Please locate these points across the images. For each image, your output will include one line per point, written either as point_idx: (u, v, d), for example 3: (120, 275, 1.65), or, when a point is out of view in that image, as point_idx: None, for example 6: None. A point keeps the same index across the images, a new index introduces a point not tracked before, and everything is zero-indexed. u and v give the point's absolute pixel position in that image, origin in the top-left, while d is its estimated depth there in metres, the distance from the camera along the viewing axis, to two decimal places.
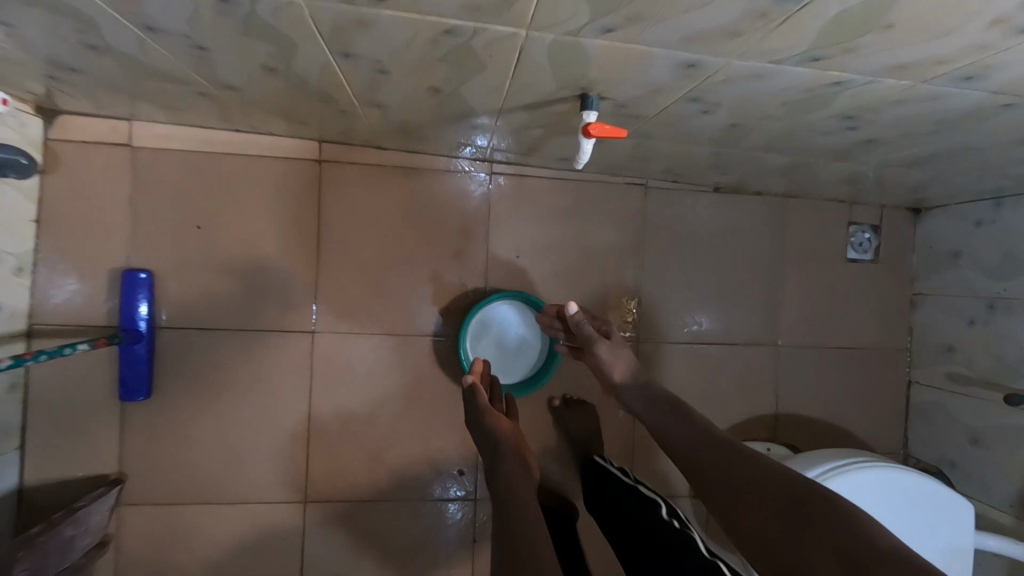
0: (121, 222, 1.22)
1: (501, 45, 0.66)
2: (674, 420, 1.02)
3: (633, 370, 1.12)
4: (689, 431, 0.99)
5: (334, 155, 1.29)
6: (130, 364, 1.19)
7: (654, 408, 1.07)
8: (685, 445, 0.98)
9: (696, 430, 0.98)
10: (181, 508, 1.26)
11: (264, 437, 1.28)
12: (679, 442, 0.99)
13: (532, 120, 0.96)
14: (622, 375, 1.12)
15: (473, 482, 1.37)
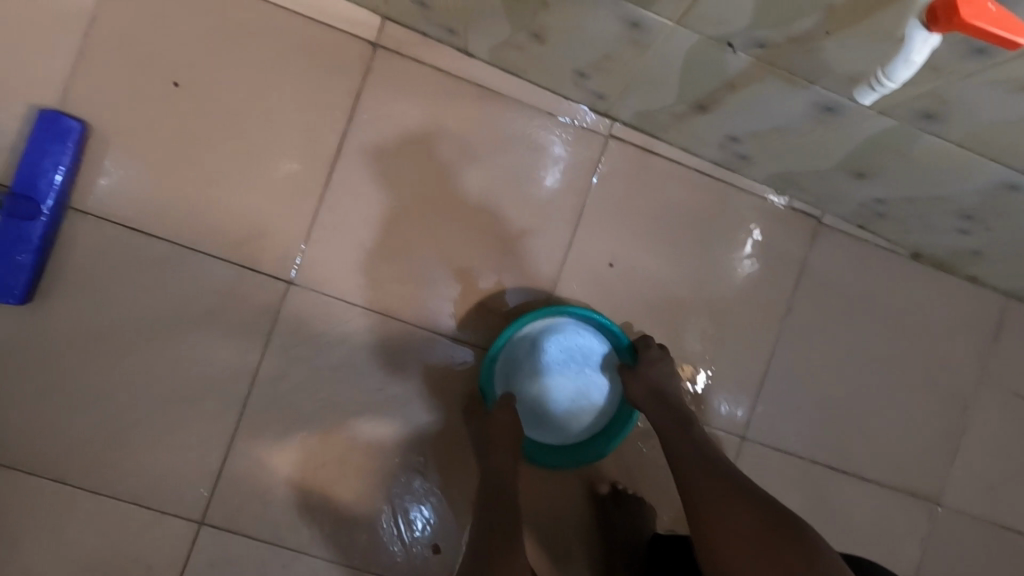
0: (72, 46, 0.83)
1: None
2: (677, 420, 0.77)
3: (654, 383, 0.83)
4: (699, 444, 0.72)
5: (398, 44, 0.89)
6: (15, 249, 0.79)
7: (667, 415, 0.79)
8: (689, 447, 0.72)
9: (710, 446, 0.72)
10: (20, 485, 0.83)
11: (173, 412, 0.86)
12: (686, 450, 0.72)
13: (754, 23, 0.53)
14: (642, 392, 0.82)
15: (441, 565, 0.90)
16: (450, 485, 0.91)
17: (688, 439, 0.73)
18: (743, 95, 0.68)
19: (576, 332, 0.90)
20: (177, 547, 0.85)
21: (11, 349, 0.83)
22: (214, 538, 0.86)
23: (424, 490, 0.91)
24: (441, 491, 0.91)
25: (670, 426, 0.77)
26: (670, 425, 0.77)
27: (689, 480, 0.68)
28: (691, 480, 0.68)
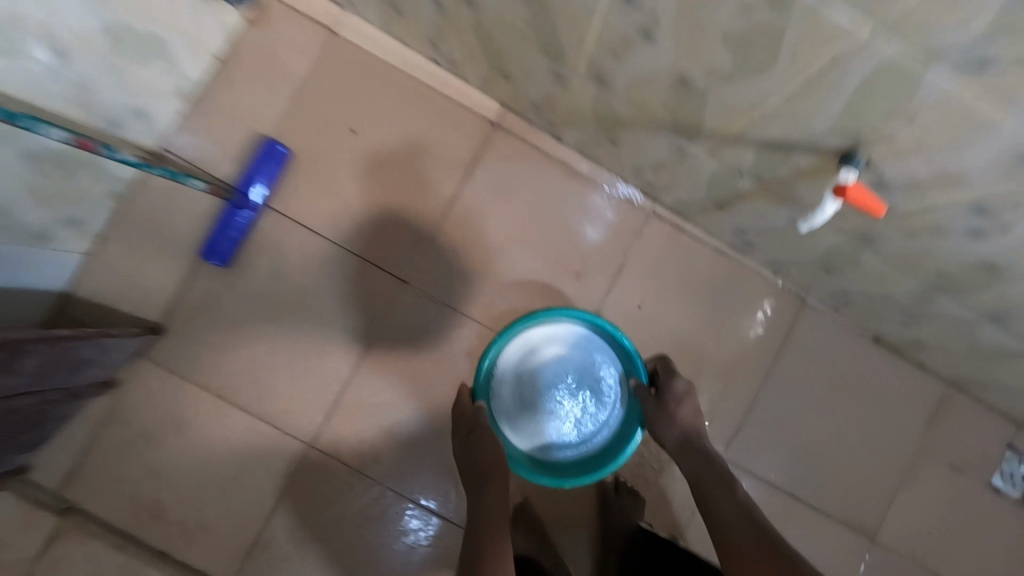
0: (288, 96, 1.19)
1: (817, 46, 0.55)
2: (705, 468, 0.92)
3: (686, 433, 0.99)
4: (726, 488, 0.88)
5: (510, 126, 1.23)
6: (228, 229, 1.14)
7: (697, 462, 0.94)
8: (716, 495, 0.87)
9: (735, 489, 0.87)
10: (192, 394, 1.15)
11: (304, 361, 1.17)
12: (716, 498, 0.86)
13: (754, 166, 0.84)
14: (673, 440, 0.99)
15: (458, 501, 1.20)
16: None
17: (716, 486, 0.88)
18: (749, 205, 0.98)
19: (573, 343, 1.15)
20: (291, 459, 1.16)
21: (203, 297, 1.16)
22: (317, 458, 1.17)
23: None
24: None
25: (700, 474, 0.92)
26: (699, 472, 0.92)
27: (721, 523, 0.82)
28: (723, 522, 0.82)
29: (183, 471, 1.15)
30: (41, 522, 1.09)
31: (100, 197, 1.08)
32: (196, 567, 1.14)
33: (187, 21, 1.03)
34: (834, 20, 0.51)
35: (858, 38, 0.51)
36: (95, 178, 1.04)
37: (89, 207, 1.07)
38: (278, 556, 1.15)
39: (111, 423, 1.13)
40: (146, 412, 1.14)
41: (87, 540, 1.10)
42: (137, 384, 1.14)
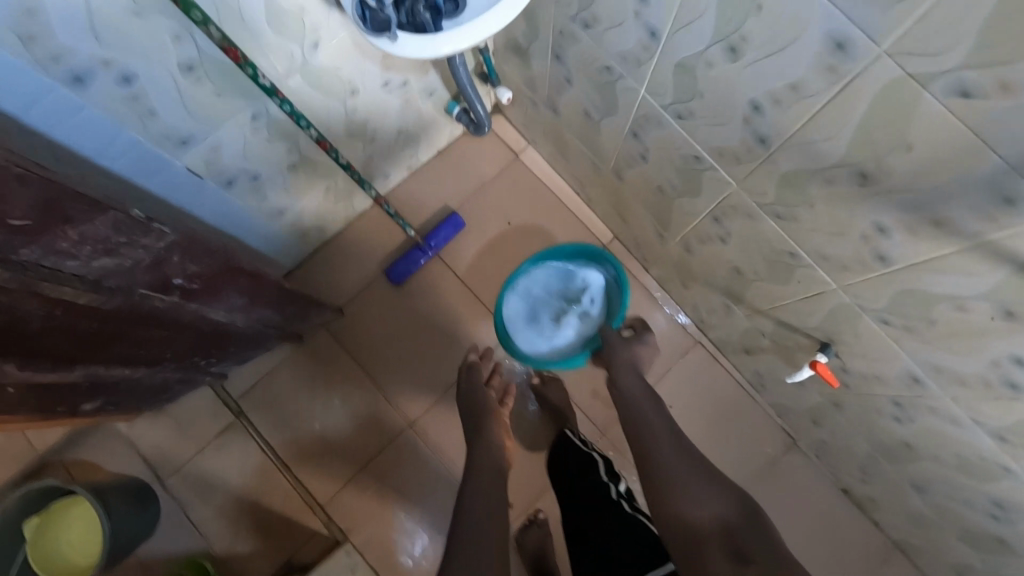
0: (473, 186, 1.71)
1: (813, 284, 0.98)
2: (640, 390, 1.28)
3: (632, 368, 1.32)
4: (648, 402, 1.25)
5: (615, 250, 1.70)
6: (405, 259, 1.60)
7: (640, 391, 1.27)
8: (635, 405, 1.24)
9: (655, 408, 1.22)
10: (345, 364, 1.61)
11: (424, 365, 1.62)
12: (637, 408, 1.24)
13: (773, 333, 1.26)
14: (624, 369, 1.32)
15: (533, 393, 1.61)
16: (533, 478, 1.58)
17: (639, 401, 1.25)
18: (766, 356, 1.40)
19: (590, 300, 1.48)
20: (392, 432, 1.58)
21: (374, 300, 1.64)
22: (410, 436, 1.58)
23: (520, 471, 1.59)
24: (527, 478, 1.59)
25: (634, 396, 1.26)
26: (631, 392, 1.28)
27: (639, 423, 1.20)
28: (641, 425, 1.19)
29: (318, 414, 1.58)
30: (222, 416, 1.56)
31: (340, 218, 1.59)
32: (306, 486, 1.54)
33: (434, 128, 1.59)
34: (820, 276, 0.95)
35: (831, 289, 0.95)
36: (346, 206, 1.56)
37: (332, 219, 1.57)
38: (361, 499, 1.54)
39: (284, 365, 1.60)
40: (310, 365, 1.60)
41: (244, 438, 1.56)
42: (311, 343, 1.61)
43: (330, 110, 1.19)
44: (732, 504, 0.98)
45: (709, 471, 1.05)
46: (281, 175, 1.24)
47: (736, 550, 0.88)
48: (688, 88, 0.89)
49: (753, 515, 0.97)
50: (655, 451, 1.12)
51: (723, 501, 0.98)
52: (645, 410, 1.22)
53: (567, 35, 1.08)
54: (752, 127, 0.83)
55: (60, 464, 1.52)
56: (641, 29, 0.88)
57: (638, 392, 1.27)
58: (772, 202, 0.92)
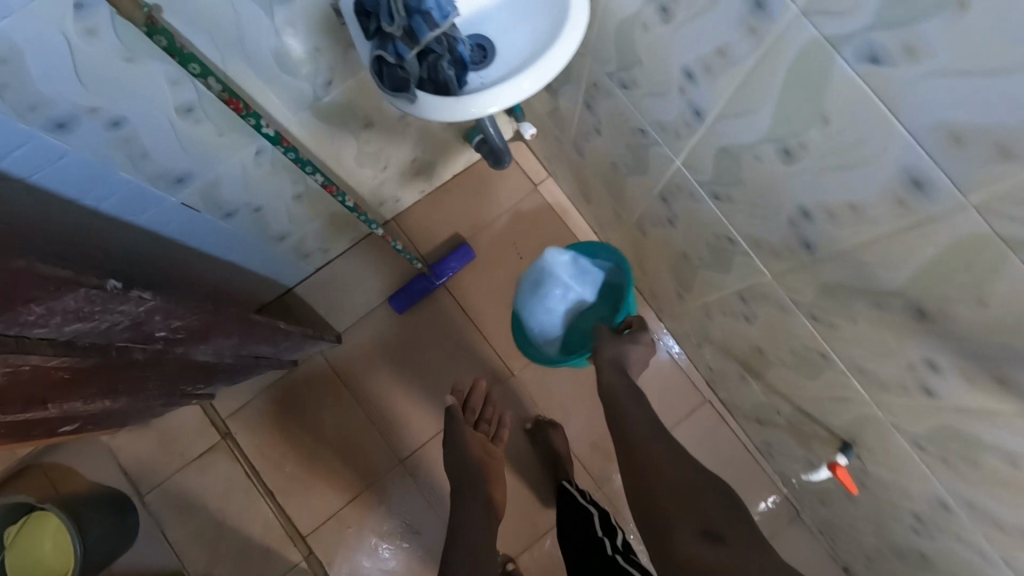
0: (488, 214, 1.64)
1: (844, 387, 0.91)
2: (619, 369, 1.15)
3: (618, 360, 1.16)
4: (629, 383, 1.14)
5: None
6: (411, 290, 1.54)
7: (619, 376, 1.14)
8: (616, 384, 1.13)
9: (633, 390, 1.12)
10: (339, 392, 1.55)
11: (421, 399, 1.55)
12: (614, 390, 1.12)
13: (790, 413, 1.19)
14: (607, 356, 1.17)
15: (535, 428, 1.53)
16: (524, 526, 1.52)
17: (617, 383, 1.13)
18: (779, 430, 1.33)
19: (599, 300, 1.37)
20: (381, 468, 1.53)
21: (374, 327, 1.58)
22: (400, 473, 1.53)
23: (511, 521, 1.52)
24: (518, 524, 1.52)
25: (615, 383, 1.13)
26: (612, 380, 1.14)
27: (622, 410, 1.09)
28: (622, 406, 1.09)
29: (307, 442, 1.52)
30: (209, 434, 1.51)
31: (346, 240, 1.52)
32: (289, 516, 1.49)
33: (452, 154, 1.51)
34: (853, 385, 0.88)
35: (864, 400, 0.88)
36: (353, 229, 1.49)
37: (338, 241, 1.50)
38: (345, 533, 1.50)
39: (276, 387, 1.54)
40: (303, 389, 1.55)
41: (230, 461, 1.51)
42: (306, 366, 1.56)
43: (343, 142, 1.11)
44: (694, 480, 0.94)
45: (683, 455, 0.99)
46: (284, 206, 1.17)
47: (707, 528, 0.86)
48: (730, 175, 0.81)
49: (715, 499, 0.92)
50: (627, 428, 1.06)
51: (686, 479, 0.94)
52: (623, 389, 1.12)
53: (601, 89, 1.00)
54: (798, 230, 0.76)
55: (39, 466, 1.48)
56: (685, 105, 0.80)
57: (617, 384, 1.13)
58: (809, 304, 0.84)
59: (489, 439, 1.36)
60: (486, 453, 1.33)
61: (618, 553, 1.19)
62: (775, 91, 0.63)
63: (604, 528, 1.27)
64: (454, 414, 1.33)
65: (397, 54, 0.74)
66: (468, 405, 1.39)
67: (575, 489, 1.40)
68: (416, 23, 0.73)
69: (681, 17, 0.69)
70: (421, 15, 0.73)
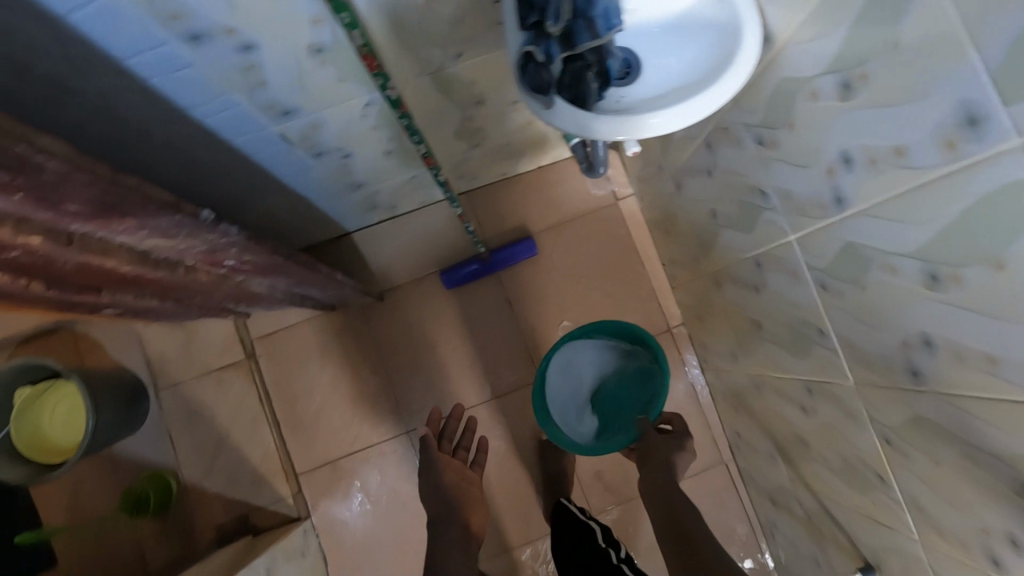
0: (561, 216, 1.59)
1: (890, 515, 0.86)
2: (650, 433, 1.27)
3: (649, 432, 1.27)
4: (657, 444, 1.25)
5: (676, 337, 1.58)
6: (465, 270, 1.51)
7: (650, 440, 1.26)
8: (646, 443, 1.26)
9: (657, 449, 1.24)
10: (366, 348, 1.54)
11: (443, 378, 1.54)
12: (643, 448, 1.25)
13: (814, 511, 1.14)
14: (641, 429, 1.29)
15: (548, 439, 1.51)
16: (507, 532, 1.51)
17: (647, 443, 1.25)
18: (793, 521, 1.28)
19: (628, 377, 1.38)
20: (385, 431, 1.53)
21: (417, 295, 1.56)
22: (403, 442, 1.52)
23: (495, 523, 1.51)
24: (503, 527, 1.51)
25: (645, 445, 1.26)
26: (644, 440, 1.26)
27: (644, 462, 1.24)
28: (645, 458, 1.24)
29: (324, 387, 1.54)
30: (234, 351, 1.53)
31: (415, 202, 1.49)
32: (286, 451, 1.52)
33: (545, 147, 1.46)
34: (903, 518, 0.83)
35: (911, 537, 0.83)
36: (426, 194, 1.46)
37: (408, 201, 1.47)
38: (335, 484, 1.51)
39: (309, 325, 1.55)
40: (334, 334, 1.55)
41: (246, 381, 1.52)
42: (341, 314, 1.55)
43: (450, 114, 1.08)
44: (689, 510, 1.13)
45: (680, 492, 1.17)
46: (372, 159, 1.15)
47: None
48: (848, 274, 0.76)
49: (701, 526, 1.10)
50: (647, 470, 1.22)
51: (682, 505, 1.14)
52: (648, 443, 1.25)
53: (731, 136, 0.94)
54: (910, 355, 0.70)
55: (70, 331, 1.52)
56: (826, 187, 0.74)
57: (646, 445, 1.26)
58: (888, 425, 0.79)
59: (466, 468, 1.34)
60: (464, 480, 1.31)
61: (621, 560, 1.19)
62: (945, 214, 0.57)
63: (610, 536, 1.27)
64: (430, 445, 1.31)
65: (547, 54, 0.71)
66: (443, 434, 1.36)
67: (575, 507, 1.38)
68: (576, 27, 0.70)
69: (860, 102, 0.63)
70: (584, 20, 0.70)
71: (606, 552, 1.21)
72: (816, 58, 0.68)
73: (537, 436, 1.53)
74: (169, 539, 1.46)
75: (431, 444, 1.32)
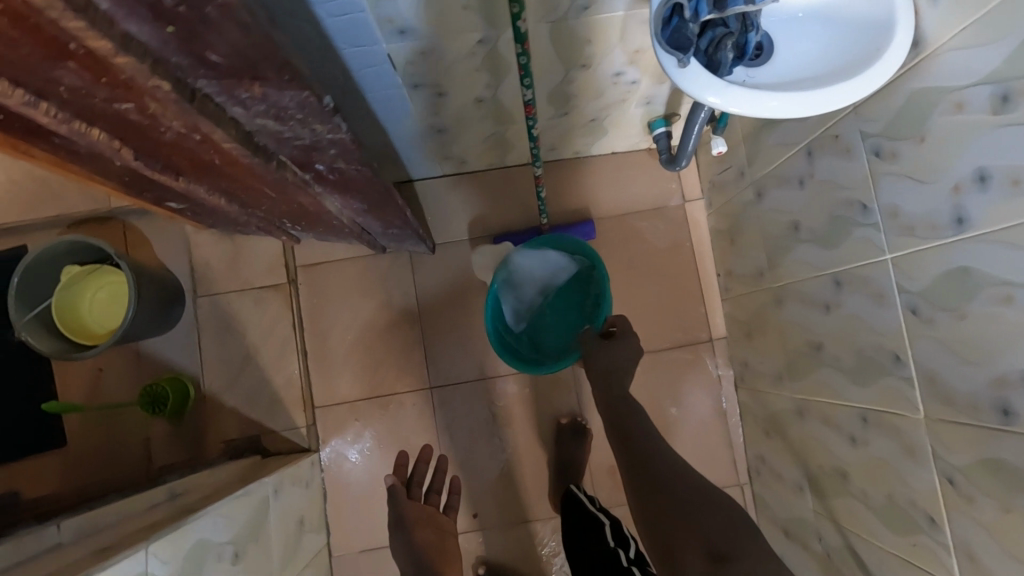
0: (624, 206, 1.57)
1: (931, 558, 0.83)
2: (611, 379, 1.22)
3: (609, 374, 1.23)
4: (624, 396, 1.20)
5: (717, 349, 1.55)
6: (519, 239, 1.50)
7: (614, 388, 1.21)
8: (613, 390, 1.21)
9: (627, 401, 1.19)
10: (407, 296, 1.54)
11: (477, 342, 1.53)
12: (608, 395, 1.21)
13: (835, 547, 1.11)
14: (599, 366, 1.24)
15: (568, 424, 1.50)
16: (509, 507, 1.50)
17: (610, 389, 1.21)
18: (806, 555, 1.25)
19: (576, 300, 1.42)
20: (408, 382, 1.52)
21: (468, 255, 1.54)
22: (423, 396, 1.52)
23: (499, 495, 1.50)
24: (506, 501, 1.50)
25: (614, 391, 1.21)
26: (608, 382, 1.22)
27: (611, 406, 1.19)
28: (613, 403, 1.20)
29: (357, 326, 1.53)
30: (276, 272, 1.53)
31: (483, 162, 1.48)
32: (308, 381, 1.52)
33: (625, 132, 1.44)
34: (947, 564, 0.80)
35: None
36: (497, 155, 1.45)
37: (477, 159, 1.46)
38: (348, 423, 1.51)
39: (355, 262, 1.54)
40: (377, 277, 1.54)
41: (283, 304, 1.52)
42: (388, 258, 1.54)
43: (553, 73, 1.06)
44: (655, 455, 1.09)
45: (650, 440, 1.12)
46: (462, 103, 1.13)
47: (708, 544, 0.93)
48: (948, 300, 0.73)
49: (669, 469, 1.06)
50: (616, 420, 1.17)
51: (650, 451, 1.10)
52: (611, 389, 1.21)
53: (840, 144, 0.91)
54: (1004, 394, 0.67)
55: (121, 222, 1.53)
56: (946, 205, 0.71)
57: (607, 385, 1.22)
58: (955, 465, 0.76)
59: (440, 513, 1.31)
60: (439, 530, 1.28)
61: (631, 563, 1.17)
62: None
63: (624, 532, 1.27)
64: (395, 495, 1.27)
65: (694, 11, 0.68)
66: (413, 480, 1.34)
67: (583, 495, 1.37)
68: None
69: (1017, 116, 0.61)
70: None
71: (616, 552, 1.21)
72: (970, 67, 0.65)
73: (557, 419, 1.51)
74: (178, 443, 1.47)
75: (398, 494, 1.28)
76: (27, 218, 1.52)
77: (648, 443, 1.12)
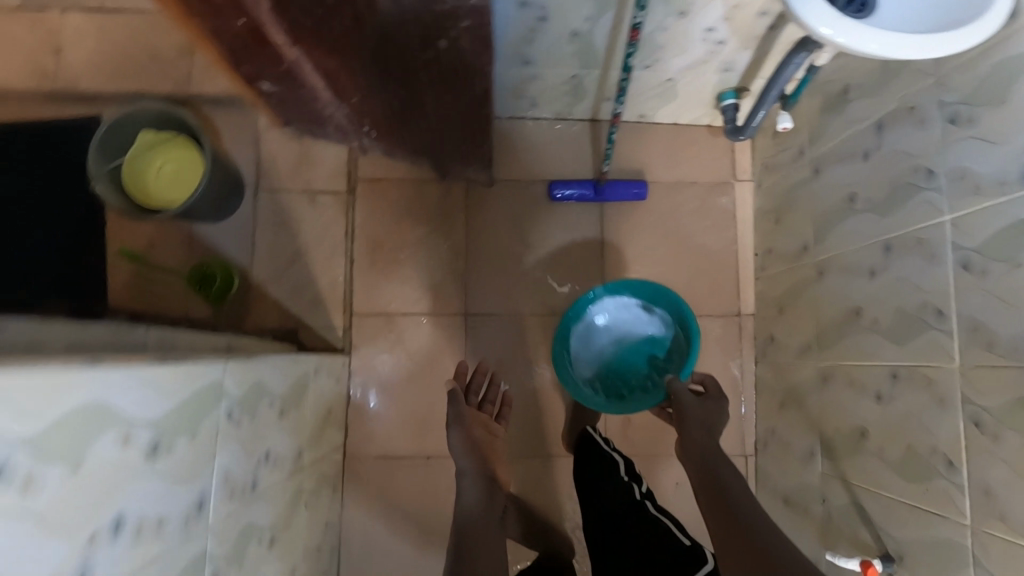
0: (677, 175, 1.64)
1: (944, 500, 0.89)
2: (697, 412, 1.27)
3: (697, 415, 1.27)
4: (702, 421, 1.26)
5: (743, 325, 1.61)
6: (575, 188, 1.56)
7: (697, 416, 1.26)
8: (692, 418, 1.26)
9: (703, 425, 1.25)
10: (459, 225, 1.59)
11: (517, 279, 1.59)
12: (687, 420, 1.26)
13: (839, 506, 1.17)
14: (692, 410, 1.27)
15: None
16: (521, 440, 1.56)
17: (690, 417, 1.26)
18: (805, 518, 1.30)
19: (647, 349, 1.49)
20: (446, 306, 1.58)
21: (522, 195, 1.61)
22: (458, 321, 1.57)
23: (516, 427, 1.55)
24: (519, 433, 1.56)
25: (694, 421, 1.26)
26: (693, 416, 1.26)
27: (688, 438, 1.23)
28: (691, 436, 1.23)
29: (407, 244, 1.59)
30: (337, 180, 1.59)
31: (553, 108, 1.54)
32: (351, 288, 1.57)
33: (694, 102, 1.51)
34: (960, 504, 0.86)
35: (961, 524, 0.86)
36: (569, 102, 1.52)
37: (549, 103, 1.52)
38: (383, 335, 1.56)
39: (414, 185, 1.60)
40: (432, 202, 1.60)
41: (339, 211, 1.58)
42: (446, 186, 1.61)
43: (652, 16, 1.13)
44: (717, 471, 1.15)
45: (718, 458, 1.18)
46: (559, 32, 1.20)
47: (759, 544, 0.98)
48: (1006, 252, 0.79)
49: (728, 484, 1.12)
50: (690, 440, 1.23)
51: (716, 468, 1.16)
52: (691, 417, 1.26)
53: (915, 115, 0.97)
54: None
55: (196, 107, 1.59)
56: (1017, 162, 0.78)
57: (692, 421, 1.25)
58: (985, 408, 0.82)
59: (491, 420, 1.37)
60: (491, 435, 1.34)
61: (643, 497, 1.27)
62: None
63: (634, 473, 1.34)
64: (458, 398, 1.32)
65: None
66: (470, 388, 1.40)
67: (598, 436, 1.43)
68: None
69: None
70: None
71: (631, 489, 1.28)
72: None
73: None
74: None
75: (458, 398, 1.32)
76: (107, 88, 1.57)
77: (714, 457, 1.18)
